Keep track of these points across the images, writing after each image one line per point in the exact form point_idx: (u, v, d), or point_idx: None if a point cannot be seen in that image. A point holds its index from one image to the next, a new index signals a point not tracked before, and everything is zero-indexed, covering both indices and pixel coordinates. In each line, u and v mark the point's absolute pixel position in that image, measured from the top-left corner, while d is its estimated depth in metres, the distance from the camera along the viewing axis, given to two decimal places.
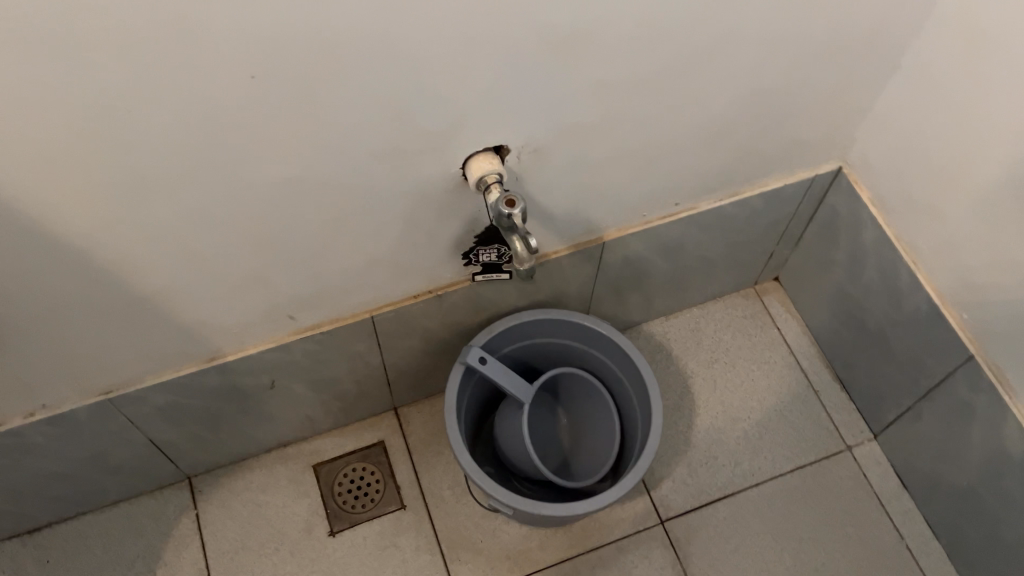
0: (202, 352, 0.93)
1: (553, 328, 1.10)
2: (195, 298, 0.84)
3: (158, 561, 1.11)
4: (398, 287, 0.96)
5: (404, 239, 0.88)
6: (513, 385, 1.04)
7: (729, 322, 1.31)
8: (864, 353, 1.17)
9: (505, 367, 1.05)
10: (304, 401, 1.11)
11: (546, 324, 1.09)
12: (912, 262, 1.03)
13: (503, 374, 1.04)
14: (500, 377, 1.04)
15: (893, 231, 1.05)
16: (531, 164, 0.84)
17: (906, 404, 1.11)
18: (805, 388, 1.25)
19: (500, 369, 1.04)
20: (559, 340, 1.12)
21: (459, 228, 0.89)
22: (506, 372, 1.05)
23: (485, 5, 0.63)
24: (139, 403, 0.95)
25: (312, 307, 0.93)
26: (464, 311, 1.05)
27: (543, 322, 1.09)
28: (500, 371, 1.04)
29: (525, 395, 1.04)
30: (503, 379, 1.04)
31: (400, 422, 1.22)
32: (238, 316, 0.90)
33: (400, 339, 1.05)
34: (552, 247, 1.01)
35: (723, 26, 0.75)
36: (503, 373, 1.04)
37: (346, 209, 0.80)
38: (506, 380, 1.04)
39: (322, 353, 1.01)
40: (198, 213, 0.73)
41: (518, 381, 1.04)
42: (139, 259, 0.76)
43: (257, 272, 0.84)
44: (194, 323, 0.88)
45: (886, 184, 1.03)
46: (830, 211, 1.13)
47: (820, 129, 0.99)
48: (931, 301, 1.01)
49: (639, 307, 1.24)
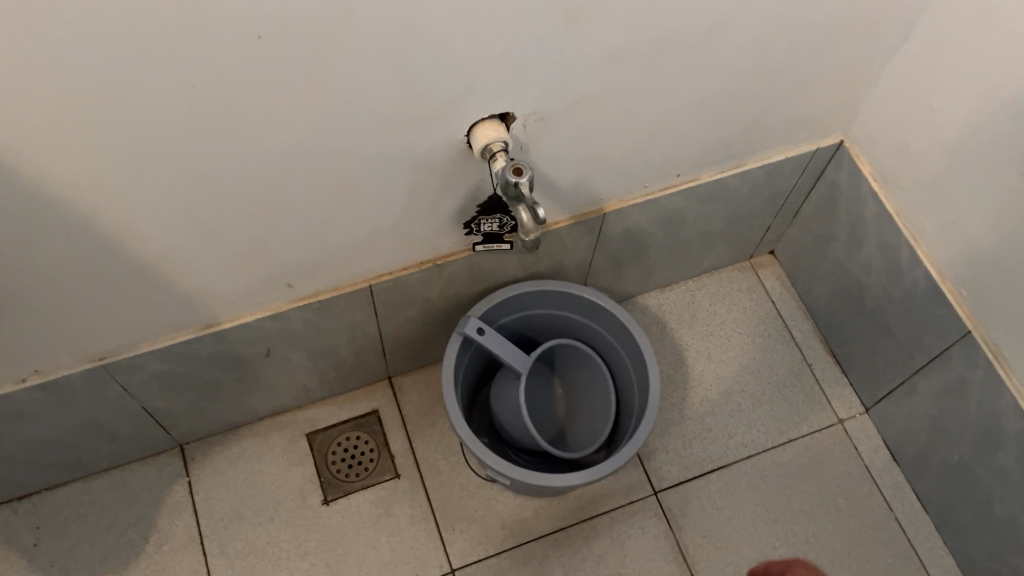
0: (198, 319, 0.91)
1: (550, 299, 1.09)
2: (194, 264, 0.83)
3: (151, 528, 1.10)
4: (398, 256, 0.95)
5: (406, 207, 0.86)
6: (510, 357, 1.04)
7: (725, 295, 1.31)
8: (860, 328, 1.18)
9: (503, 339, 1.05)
10: (300, 369, 1.09)
11: (543, 296, 1.08)
12: (912, 238, 1.03)
13: (501, 345, 1.04)
14: (497, 348, 1.03)
15: (894, 206, 1.04)
16: (538, 134, 0.83)
17: (901, 378, 1.12)
18: (799, 362, 1.26)
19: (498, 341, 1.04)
20: (555, 311, 1.12)
21: (462, 197, 0.88)
22: (505, 344, 1.04)
23: None
24: (133, 369, 0.94)
25: (310, 275, 0.92)
26: (463, 281, 1.04)
27: (541, 294, 1.08)
28: (499, 342, 1.03)
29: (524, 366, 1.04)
30: (501, 351, 1.03)
31: (394, 391, 1.21)
32: (237, 283, 0.88)
33: (398, 309, 1.04)
34: (553, 218, 1.00)
35: None
36: (502, 345, 1.03)
37: (349, 177, 0.79)
38: (504, 352, 1.03)
39: (320, 322, 1.00)
40: (199, 178, 0.71)
41: (515, 353, 1.04)
42: (137, 223, 0.74)
43: (257, 239, 0.83)
44: (192, 290, 0.86)
45: (889, 159, 1.02)
46: (831, 186, 1.13)
47: (825, 102, 0.98)
48: (930, 276, 1.01)
49: (636, 279, 1.24)
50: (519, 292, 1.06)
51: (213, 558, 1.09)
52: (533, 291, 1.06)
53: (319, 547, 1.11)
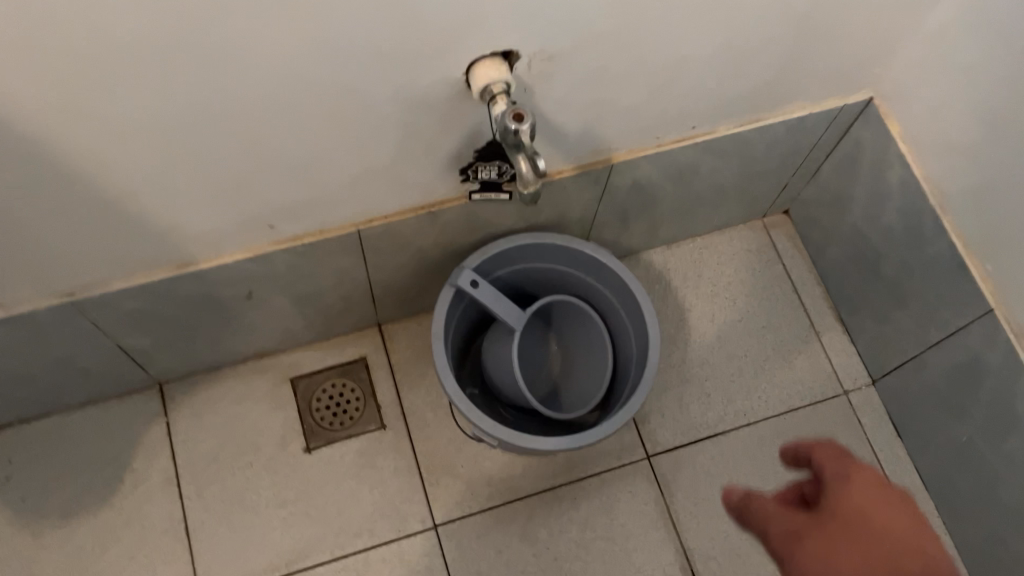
0: (174, 257, 0.86)
1: (549, 252, 1.03)
2: (167, 200, 0.77)
3: (126, 469, 1.07)
4: (388, 201, 0.88)
5: (398, 148, 0.80)
6: (504, 312, 0.99)
7: (734, 254, 1.25)
8: (873, 297, 1.12)
9: (497, 292, 1.00)
10: (284, 313, 1.04)
11: (542, 249, 1.02)
12: (939, 207, 0.96)
13: (494, 300, 0.98)
14: (491, 303, 0.98)
15: (921, 172, 0.98)
16: (543, 75, 0.76)
17: (912, 352, 1.07)
18: (806, 329, 1.21)
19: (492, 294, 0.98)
20: (554, 265, 1.06)
21: (459, 141, 0.81)
22: (498, 299, 0.99)
23: None
24: (105, 307, 0.89)
25: (294, 217, 0.86)
26: (458, 229, 0.98)
27: (540, 246, 1.02)
28: (492, 296, 0.98)
29: (518, 323, 0.99)
30: (495, 305, 0.98)
31: (383, 339, 1.16)
32: (215, 221, 0.82)
33: (388, 255, 0.99)
34: (557, 167, 0.94)
35: None
36: (496, 300, 0.98)
37: (335, 115, 0.72)
38: (498, 306, 0.98)
39: (305, 266, 0.94)
40: (168, 110, 0.65)
41: (509, 308, 0.99)
42: (101, 155, 0.68)
43: (235, 177, 0.77)
44: (165, 227, 0.81)
45: (920, 120, 0.95)
46: (855, 145, 1.06)
47: (858, 56, 0.91)
48: (954, 249, 0.95)
49: (642, 233, 1.18)
50: (517, 244, 1.00)
51: (189, 501, 1.06)
52: (531, 244, 1.00)
53: (299, 495, 1.07)
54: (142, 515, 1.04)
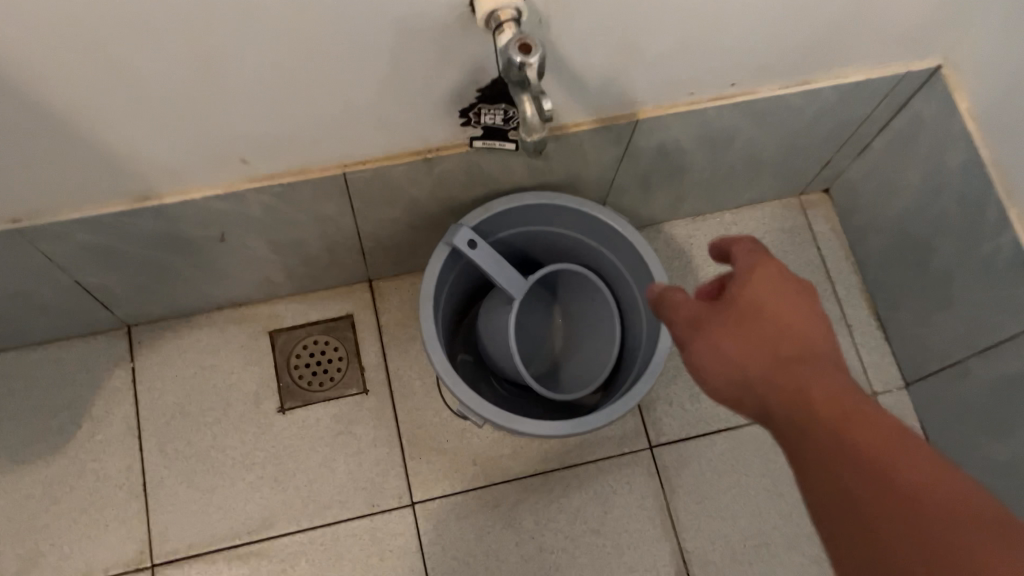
0: (134, 188, 0.76)
1: (559, 216, 0.93)
2: (120, 122, 0.67)
3: (84, 414, 0.99)
4: (379, 143, 0.78)
5: (389, 82, 0.69)
6: (504, 278, 0.89)
7: (765, 233, 1.13)
8: (917, 293, 1.01)
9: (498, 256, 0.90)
10: (263, 260, 0.95)
11: (551, 211, 0.92)
12: (1005, 198, 0.84)
13: (494, 263, 0.88)
14: (490, 267, 0.88)
15: (989, 156, 0.86)
16: (563, 7, 0.64)
17: (955, 358, 0.96)
18: (837, 321, 1.10)
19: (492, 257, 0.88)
20: (564, 230, 0.96)
21: (461, 78, 0.70)
22: (499, 263, 0.89)
23: None
24: (58, 238, 0.80)
25: (270, 152, 0.76)
26: (458, 182, 0.88)
27: (549, 208, 0.92)
28: (492, 259, 0.88)
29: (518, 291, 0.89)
30: (494, 270, 0.88)
31: (373, 296, 1.07)
32: (179, 152, 0.72)
33: (379, 205, 0.89)
34: (574, 119, 0.82)
35: None
36: (496, 263, 0.88)
37: (313, 37, 0.61)
38: (497, 271, 0.88)
39: (284, 209, 0.84)
40: (109, 17, 0.54)
41: (510, 274, 0.89)
42: (34, 65, 0.58)
43: (199, 102, 0.66)
44: (121, 153, 0.71)
45: (995, 97, 0.83)
46: (915, 120, 0.93)
47: (933, 16, 0.78)
48: (1018, 247, 0.83)
49: (666, 202, 1.06)
50: (524, 203, 0.90)
51: (150, 455, 0.98)
52: (538, 204, 0.90)
53: (268, 458, 0.99)
54: (97, 465, 0.97)
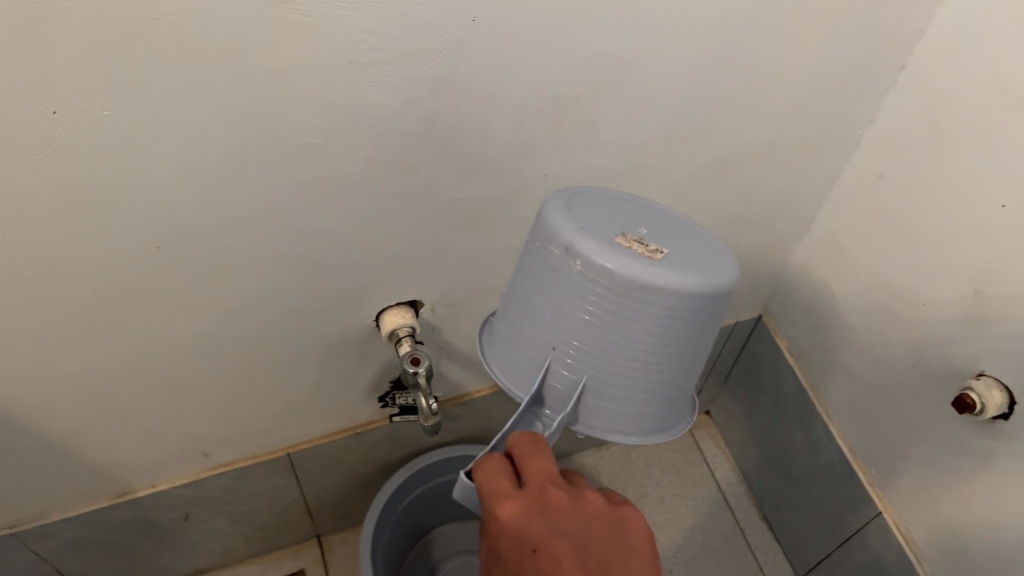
0: (113, 489, 0.92)
1: (585, 267, 0.53)
2: (108, 441, 0.84)
3: None
4: (319, 426, 0.97)
5: (325, 384, 0.90)
6: (725, 283, 0.56)
7: (661, 455, 1.37)
8: (789, 496, 1.20)
9: (601, 366, 0.56)
10: (225, 532, 1.09)
11: (550, 287, 0.56)
12: (827, 416, 1.07)
13: (670, 244, 0.58)
14: (670, 285, 0.52)
15: (809, 382, 1.10)
16: (447, 317, 0.88)
17: (826, 552, 1.13)
18: (733, 528, 1.28)
19: (669, 225, 0.63)
20: (612, 266, 0.52)
21: (377, 374, 0.92)
22: (699, 268, 0.56)
23: (407, 192, 0.69)
24: (46, 537, 0.93)
25: (225, 446, 0.93)
26: (387, 447, 1.06)
27: (536, 325, 0.58)
28: (617, 210, 0.61)
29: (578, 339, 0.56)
30: (686, 290, 0.53)
31: (323, 550, 1.20)
32: (151, 455, 0.89)
33: (322, 474, 1.06)
34: (475, 387, 1.05)
35: None
36: (623, 224, 0.58)
37: (259, 357, 0.82)
38: (611, 222, 0.58)
39: (241, 488, 1.01)
40: (109, 366, 0.74)
41: (613, 245, 0.53)
42: (48, 409, 0.76)
43: (175, 417, 0.85)
44: (104, 463, 0.87)
45: (802, 337, 1.08)
46: (753, 355, 1.22)
47: (739, 284, 1.07)
48: (844, 455, 1.04)
49: (571, 439, 1.31)
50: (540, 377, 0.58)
51: None
52: (528, 334, 0.59)
53: None
54: None
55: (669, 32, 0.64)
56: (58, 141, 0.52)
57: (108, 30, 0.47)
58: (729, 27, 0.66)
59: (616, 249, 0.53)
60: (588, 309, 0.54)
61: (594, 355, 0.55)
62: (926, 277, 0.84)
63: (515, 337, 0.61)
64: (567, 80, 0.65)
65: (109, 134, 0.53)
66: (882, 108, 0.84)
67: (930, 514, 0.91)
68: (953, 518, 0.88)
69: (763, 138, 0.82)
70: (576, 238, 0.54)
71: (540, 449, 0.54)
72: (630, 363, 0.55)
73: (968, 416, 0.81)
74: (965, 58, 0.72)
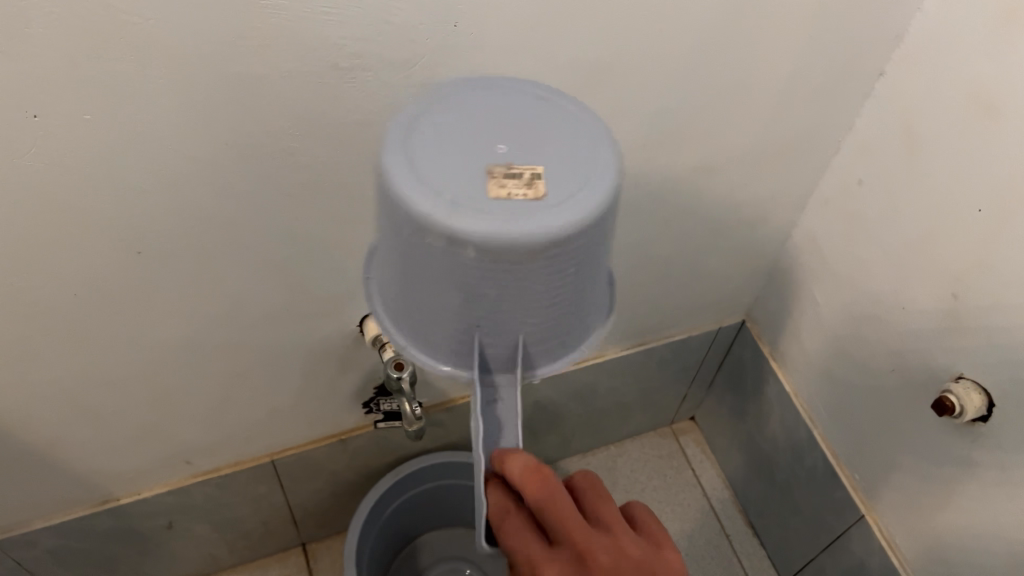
0: (95, 497, 0.91)
1: (482, 250, 0.43)
2: (90, 449, 0.84)
3: None
4: (303, 433, 0.97)
5: (308, 390, 0.90)
6: (616, 160, 0.47)
7: (647, 461, 1.37)
8: (774, 501, 1.21)
9: (532, 320, 0.48)
10: (209, 540, 1.09)
11: (444, 277, 0.45)
12: (810, 421, 1.08)
13: (530, 135, 0.47)
14: (574, 220, 0.43)
15: (792, 387, 1.10)
16: None
17: (811, 556, 1.13)
18: (718, 534, 1.29)
19: (523, 86, 0.51)
20: (507, 237, 0.42)
21: (361, 381, 0.92)
22: (587, 160, 0.46)
23: None
24: (27, 546, 0.92)
25: (208, 453, 0.93)
26: (372, 454, 1.06)
27: (444, 312, 0.48)
28: (458, 110, 0.48)
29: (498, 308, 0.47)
30: (587, 212, 0.44)
31: (307, 558, 1.20)
32: (133, 462, 0.89)
33: (306, 481, 1.05)
34: (460, 394, 1.05)
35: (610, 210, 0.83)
36: (474, 142, 0.46)
37: (242, 363, 0.81)
38: (461, 146, 0.46)
39: (225, 496, 1.00)
40: (90, 372, 0.74)
41: (491, 200, 0.43)
42: (29, 417, 0.75)
43: (158, 424, 0.85)
44: (85, 471, 0.87)
45: (785, 342, 1.09)
46: (736, 360, 1.22)
47: (722, 289, 1.08)
48: (827, 459, 1.05)
49: (556, 445, 1.31)
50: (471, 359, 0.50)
51: None
52: (432, 320, 0.49)
53: None
54: None
55: (648, 39, 0.65)
56: (38, 146, 0.52)
57: (88, 36, 0.47)
58: (707, 35, 0.67)
59: (498, 208, 0.43)
60: (501, 284, 0.45)
61: (525, 315, 0.48)
62: (904, 282, 0.85)
63: (418, 321, 0.51)
64: (547, 86, 0.65)
65: (89, 141, 0.53)
66: (860, 114, 0.85)
67: (912, 517, 0.92)
68: (935, 521, 0.88)
69: (743, 144, 0.83)
70: (452, 221, 0.42)
71: (550, 483, 0.50)
72: (561, 301, 0.48)
73: (947, 420, 0.82)
74: (941, 64, 0.73)
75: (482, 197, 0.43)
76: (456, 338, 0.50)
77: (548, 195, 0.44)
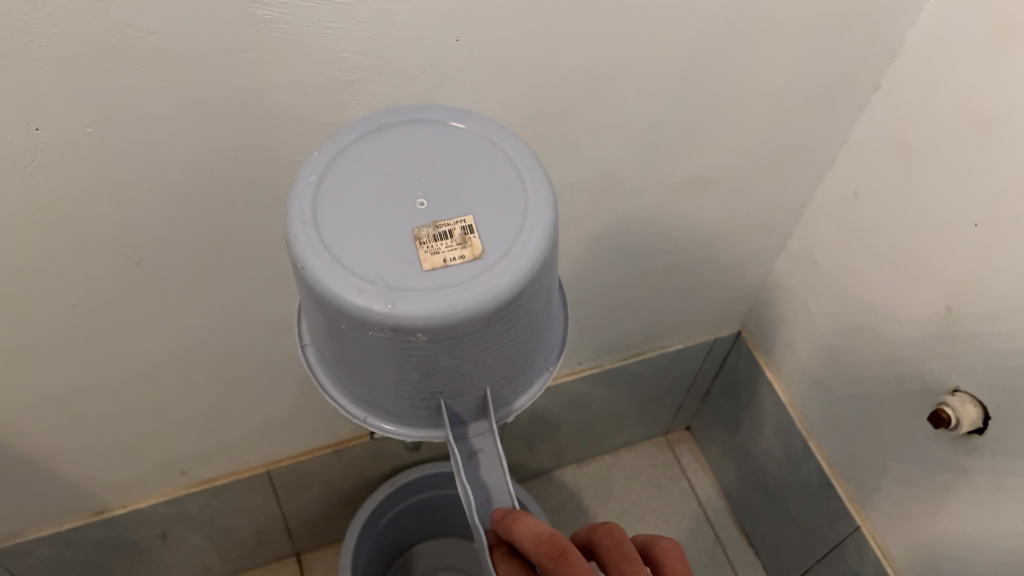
0: (88, 507, 0.91)
1: (435, 332, 0.40)
2: (83, 458, 0.83)
3: None
4: (298, 443, 0.96)
5: (303, 401, 0.89)
6: (542, 181, 0.44)
7: (642, 470, 1.37)
8: (769, 512, 1.21)
9: (492, 373, 0.45)
10: (202, 549, 1.08)
11: (396, 358, 0.42)
12: (806, 432, 1.08)
13: (448, 180, 0.43)
14: (519, 273, 0.40)
15: (788, 398, 1.10)
16: None
17: (806, 567, 1.13)
18: (713, 544, 1.29)
19: (410, 111, 0.46)
20: (452, 314, 0.39)
21: None
22: (507, 193, 0.43)
23: None
24: (20, 555, 0.92)
25: (203, 463, 0.92)
26: (367, 464, 1.06)
27: (399, 387, 0.45)
28: (357, 167, 0.43)
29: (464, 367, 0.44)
30: (534, 257, 0.41)
31: (301, 567, 1.19)
32: (127, 472, 0.88)
33: (300, 491, 1.05)
34: None
35: (607, 220, 0.83)
36: (391, 206, 0.41)
37: (238, 373, 0.81)
38: (378, 211, 0.41)
39: (219, 506, 1.00)
40: (85, 382, 0.74)
41: (430, 274, 0.39)
42: (23, 426, 0.75)
43: (152, 433, 0.84)
44: (79, 480, 0.86)
45: (780, 353, 1.09)
46: (732, 370, 1.22)
47: (718, 300, 1.08)
48: (822, 470, 1.05)
49: (551, 455, 1.31)
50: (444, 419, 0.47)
51: None
52: (391, 394, 0.46)
53: None
54: None
55: (645, 52, 0.65)
56: (36, 157, 0.52)
57: (87, 48, 0.47)
58: (704, 48, 0.67)
59: (439, 282, 0.39)
60: (461, 353, 0.42)
61: (483, 373, 0.45)
62: (900, 294, 0.85)
63: (369, 395, 0.47)
64: (546, 98, 0.65)
65: (88, 151, 0.53)
66: (856, 127, 0.85)
67: (907, 528, 0.92)
68: (930, 533, 0.88)
69: (739, 156, 0.83)
70: (397, 310, 0.39)
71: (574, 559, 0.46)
72: (515, 349, 0.45)
73: (942, 432, 0.82)
74: (936, 78, 0.74)
75: (417, 273, 0.39)
76: (419, 406, 0.46)
77: (485, 252, 0.41)
